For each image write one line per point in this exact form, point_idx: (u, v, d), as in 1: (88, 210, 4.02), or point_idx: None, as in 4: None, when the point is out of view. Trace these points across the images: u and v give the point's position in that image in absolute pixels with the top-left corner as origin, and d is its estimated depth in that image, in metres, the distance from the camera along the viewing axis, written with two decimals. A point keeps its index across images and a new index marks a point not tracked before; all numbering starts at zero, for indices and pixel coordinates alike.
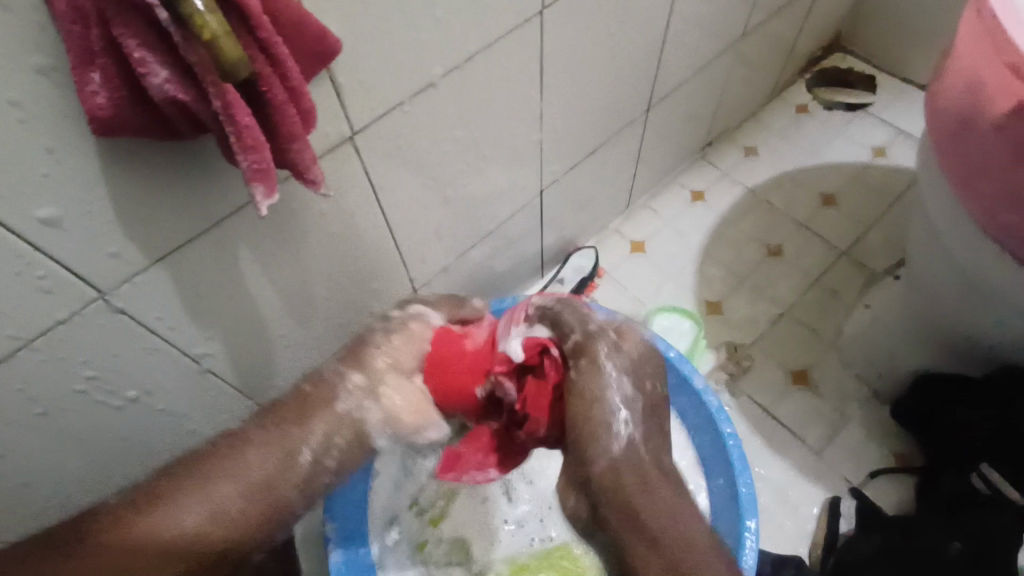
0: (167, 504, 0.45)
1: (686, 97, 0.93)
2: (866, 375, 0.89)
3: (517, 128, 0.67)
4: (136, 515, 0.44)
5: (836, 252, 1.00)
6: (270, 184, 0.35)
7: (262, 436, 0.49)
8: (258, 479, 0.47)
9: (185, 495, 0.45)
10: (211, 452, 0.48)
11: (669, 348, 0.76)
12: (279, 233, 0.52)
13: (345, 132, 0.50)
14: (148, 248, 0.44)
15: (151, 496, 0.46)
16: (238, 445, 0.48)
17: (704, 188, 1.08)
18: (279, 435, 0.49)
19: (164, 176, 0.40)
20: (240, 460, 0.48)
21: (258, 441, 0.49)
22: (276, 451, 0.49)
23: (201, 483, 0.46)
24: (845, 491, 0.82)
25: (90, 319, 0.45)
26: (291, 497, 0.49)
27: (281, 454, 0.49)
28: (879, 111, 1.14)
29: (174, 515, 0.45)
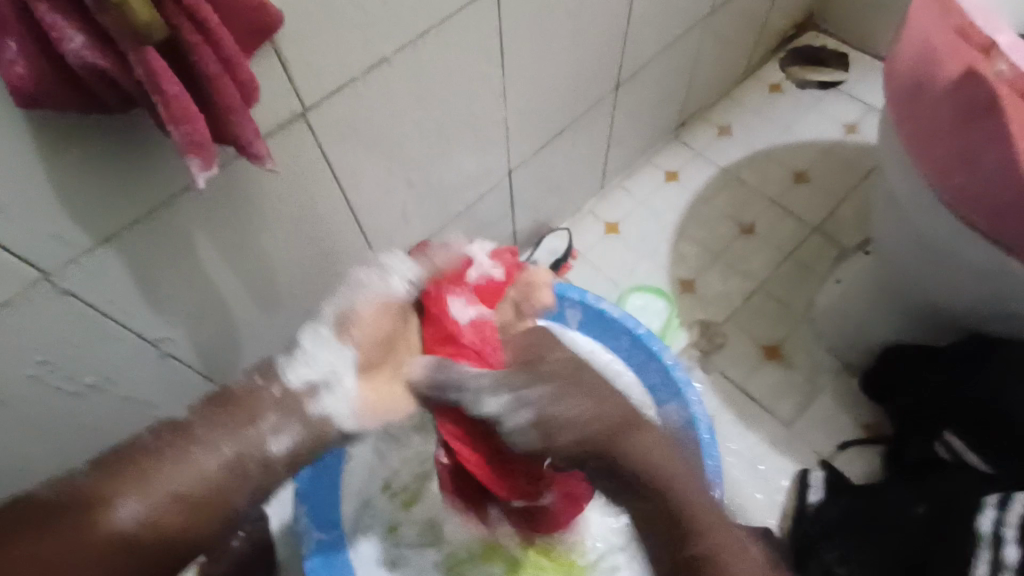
0: (95, 509, 0.41)
1: (657, 76, 0.92)
2: (837, 348, 0.90)
3: (481, 106, 0.67)
4: (68, 523, 0.41)
5: (807, 228, 1.01)
6: (207, 156, 0.35)
7: (209, 434, 0.45)
8: (192, 487, 0.43)
9: (102, 503, 0.42)
10: (139, 454, 0.44)
11: (638, 325, 0.77)
12: (230, 212, 0.51)
13: (296, 108, 0.49)
14: (96, 228, 0.43)
15: (81, 503, 0.41)
16: (174, 442, 0.44)
17: (677, 168, 1.08)
18: (217, 431, 0.45)
19: (102, 154, 0.39)
20: (174, 461, 0.43)
21: (199, 439, 0.45)
22: (227, 440, 0.45)
23: (131, 481, 0.42)
24: (814, 462, 0.83)
25: (35, 302, 0.44)
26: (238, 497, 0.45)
27: (224, 450, 0.45)
28: (851, 89, 1.14)
29: (91, 522, 0.41)
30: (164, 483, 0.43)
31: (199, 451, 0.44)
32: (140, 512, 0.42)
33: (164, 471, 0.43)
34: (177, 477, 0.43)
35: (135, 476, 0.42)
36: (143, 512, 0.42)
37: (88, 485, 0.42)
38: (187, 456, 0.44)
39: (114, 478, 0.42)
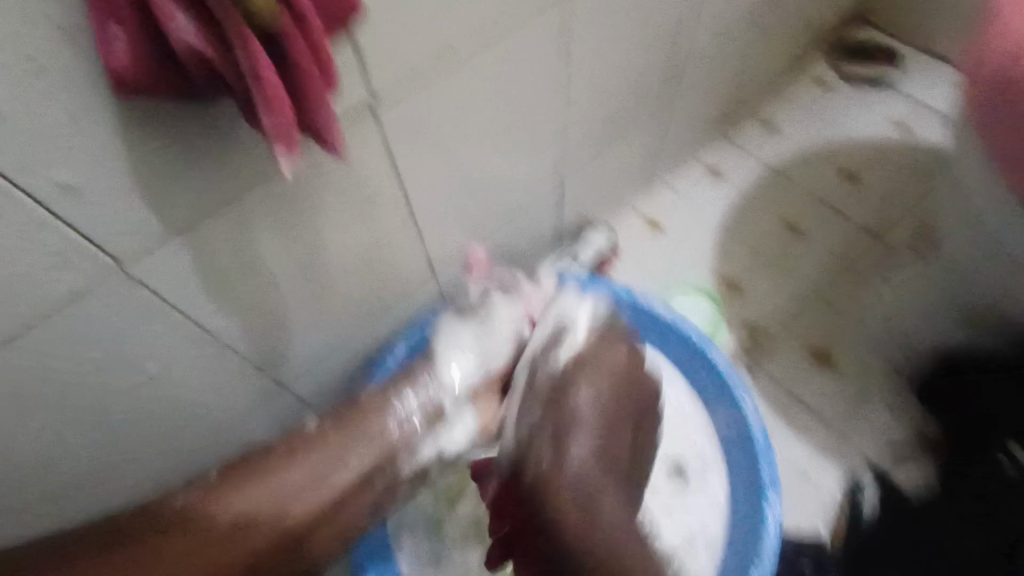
0: (232, 496, 0.50)
1: (707, 70, 0.90)
2: (890, 353, 0.87)
3: (538, 99, 0.65)
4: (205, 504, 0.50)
5: (857, 229, 0.98)
6: (290, 142, 0.34)
7: (339, 441, 0.55)
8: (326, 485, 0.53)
9: (243, 492, 0.51)
10: (265, 457, 0.53)
11: (691, 328, 0.75)
12: (296, 204, 0.50)
13: (365, 99, 0.48)
14: (168, 218, 0.43)
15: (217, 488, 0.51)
16: (300, 447, 0.54)
17: (721, 166, 1.06)
18: (336, 435, 0.56)
19: (185, 141, 0.39)
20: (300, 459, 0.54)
21: (322, 448, 0.55)
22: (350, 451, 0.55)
23: (263, 478, 0.52)
24: (866, 470, 0.81)
25: (108, 291, 0.44)
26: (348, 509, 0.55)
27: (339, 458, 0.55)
28: (903, 86, 1.11)
29: (215, 510, 0.50)
30: (295, 489, 0.52)
31: (329, 457, 0.54)
32: (278, 519, 0.51)
33: (299, 475, 0.53)
34: (311, 481, 0.53)
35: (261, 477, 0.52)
36: (284, 514, 0.51)
37: (229, 475, 0.52)
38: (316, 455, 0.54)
39: (250, 473, 0.52)
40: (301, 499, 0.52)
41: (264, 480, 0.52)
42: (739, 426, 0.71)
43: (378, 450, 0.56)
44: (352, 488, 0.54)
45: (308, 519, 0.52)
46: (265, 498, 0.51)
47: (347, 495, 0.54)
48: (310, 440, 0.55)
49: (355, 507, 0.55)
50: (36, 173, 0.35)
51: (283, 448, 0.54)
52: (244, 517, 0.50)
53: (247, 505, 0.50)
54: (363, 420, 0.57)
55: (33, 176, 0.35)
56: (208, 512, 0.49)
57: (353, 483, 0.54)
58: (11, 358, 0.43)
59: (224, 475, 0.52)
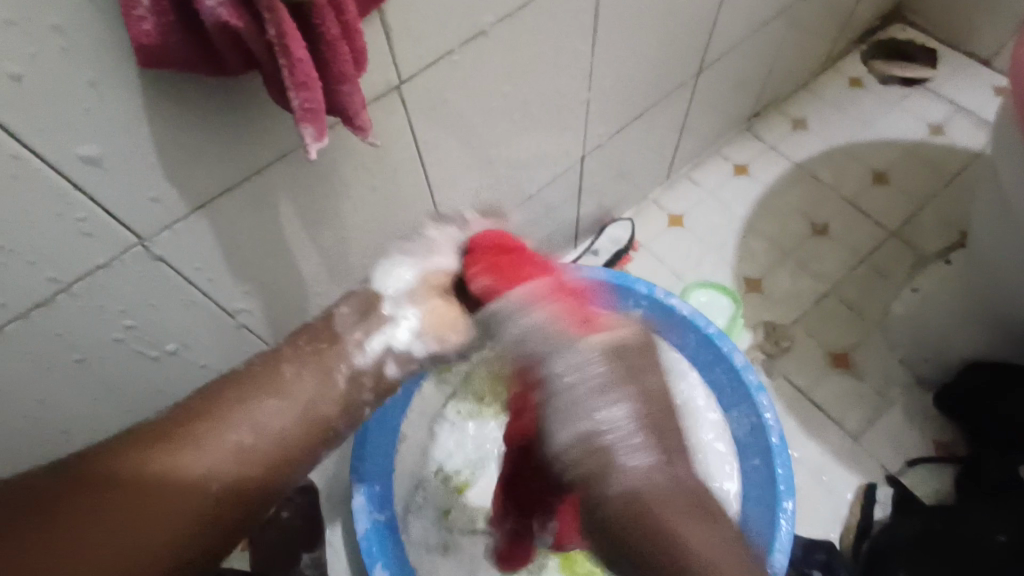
0: (198, 436, 0.40)
1: (738, 62, 0.88)
2: (912, 360, 0.86)
3: (566, 87, 0.64)
4: (166, 445, 0.39)
5: (884, 232, 0.96)
6: (319, 126, 0.34)
7: (304, 362, 0.46)
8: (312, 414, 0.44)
9: (218, 423, 0.41)
10: (230, 380, 0.43)
11: (708, 324, 0.73)
12: (319, 184, 0.50)
13: (393, 80, 0.47)
14: (189, 194, 0.42)
15: (176, 423, 0.40)
16: (269, 363, 0.45)
17: (747, 161, 1.04)
18: (315, 354, 0.47)
19: (208, 116, 0.39)
20: (275, 377, 0.44)
21: (295, 363, 0.45)
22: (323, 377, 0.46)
23: (233, 406, 0.42)
24: (881, 478, 0.80)
25: (128, 265, 0.44)
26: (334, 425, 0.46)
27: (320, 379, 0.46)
28: (938, 87, 1.08)
29: (189, 456, 0.39)
30: (260, 414, 0.42)
31: (300, 378, 0.44)
32: (244, 444, 0.40)
33: (265, 395, 0.42)
34: (283, 404, 0.43)
35: (228, 404, 0.41)
36: (247, 439, 0.41)
37: (188, 406, 0.41)
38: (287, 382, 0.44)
39: (218, 402, 0.41)
40: (273, 425, 0.42)
41: (230, 399, 0.42)
42: (755, 425, 0.70)
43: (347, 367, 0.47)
44: (317, 406, 0.44)
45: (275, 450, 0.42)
46: (221, 423, 0.41)
47: (315, 419, 0.44)
48: (269, 363, 0.45)
49: (329, 429, 0.45)
50: (60, 143, 0.35)
51: (242, 375, 0.44)
52: (210, 442, 0.40)
53: (231, 439, 0.40)
54: (323, 359, 0.47)
55: (56, 145, 0.35)
56: (160, 450, 0.38)
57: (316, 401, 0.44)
58: (29, 327, 0.42)
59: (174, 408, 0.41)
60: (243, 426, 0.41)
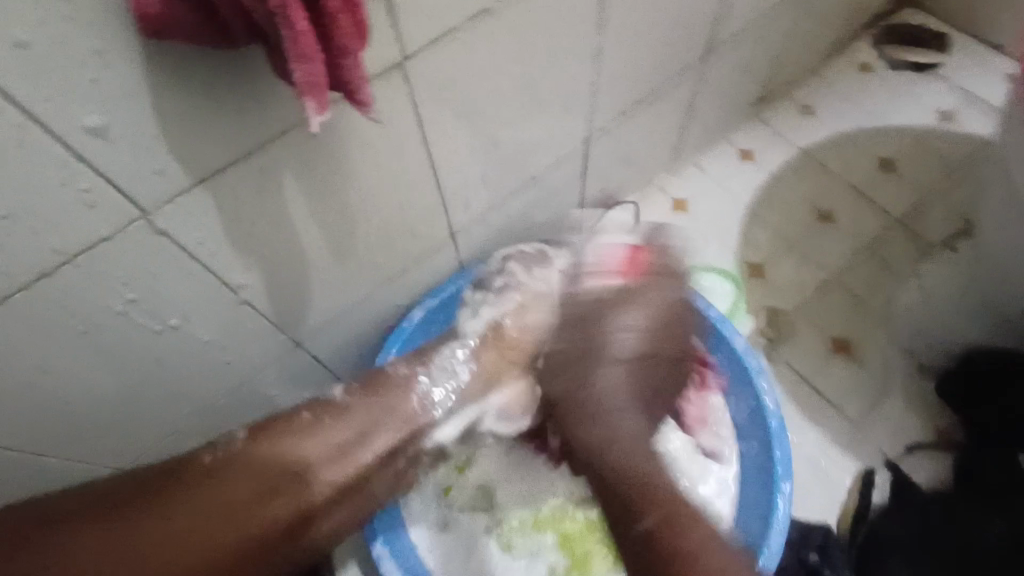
0: (272, 459, 0.56)
1: (746, 45, 0.87)
2: (914, 347, 0.86)
3: (571, 67, 0.64)
4: (249, 457, 0.55)
5: (889, 219, 0.96)
6: (321, 100, 0.34)
7: (359, 415, 0.60)
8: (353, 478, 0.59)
9: (285, 455, 0.56)
10: (293, 423, 0.58)
11: (710, 308, 0.74)
12: (321, 160, 0.50)
13: (397, 57, 0.47)
14: (191, 167, 0.42)
15: (253, 445, 0.56)
16: (322, 418, 0.59)
17: (753, 147, 1.03)
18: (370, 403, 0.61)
19: (212, 88, 0.39)
20: (329, 435, 0.58)
21: (348, 420, 0.60)
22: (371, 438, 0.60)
23: (298, 451, 0.57)
24: (879, 463, 0.80)
25: (131, 237, 0.44)
26: (375, 489, 0.62)
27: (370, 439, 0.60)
28: (950, 73, 1.07)
29: (277, 463, 0.56)
30: (319, 442, 0.58)
31: (359, 411, 0.60)
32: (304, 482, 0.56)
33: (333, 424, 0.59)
34: (335, 443, 0.58)
35: (290, 445, 0.57)
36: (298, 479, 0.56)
37: (261, 440, 0.56)
38: (344, 426, 0.59)
39: (282, 438, 0.57)
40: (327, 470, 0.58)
41: (294, 433, 0.57)
42: (754, 409, 0.71)
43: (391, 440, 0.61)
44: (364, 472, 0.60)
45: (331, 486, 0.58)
46: (289, 445, 0.57)
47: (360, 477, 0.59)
48: (327, 412, 0.59)
49: (369, 489, 0.61)
50: (64, 114, 0.35)
51: (304, 419, 0.58)
52: (286, 454, 0.56)
53: (296, 478, 0.56)
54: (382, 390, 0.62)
55: (59, 114, 0.35)
56: (251, 453, 0.55)
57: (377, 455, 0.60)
58: (33, 297, 0.43)
59: (252, 431, 0.57)
60: (308, 450, 0.57)
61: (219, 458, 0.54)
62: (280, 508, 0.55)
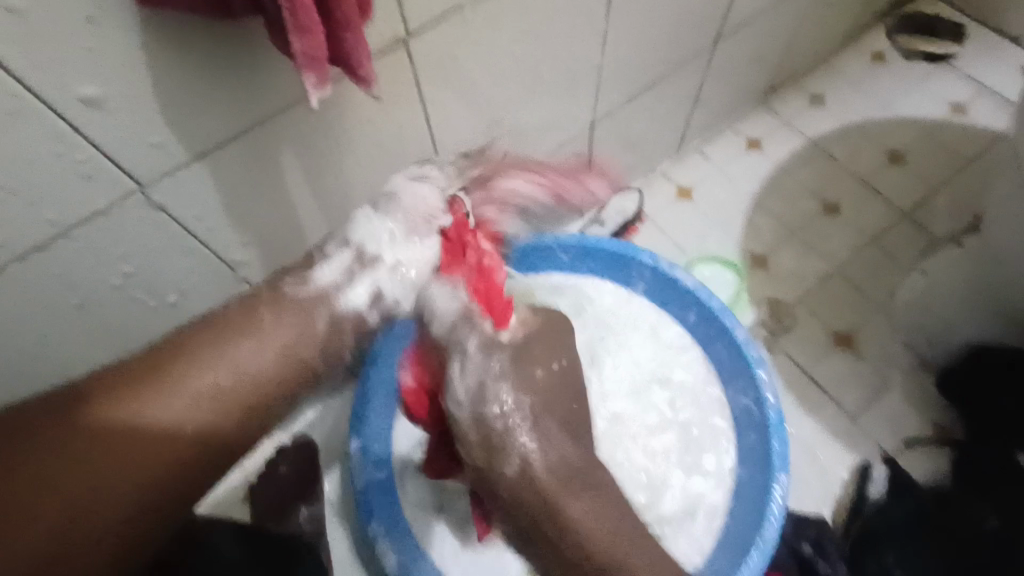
0: (181, 365, 0.44)
1: (759, 30, 0.86)
2: (915, 342, 0.85)
3: (579, 49, 0.63)
4: (154, 373, 0.43)
5: (895, 212, 0.95)
6: (321, 75, 0.33)
7: (273, 304, 0.48)
8: (281, 344, 0.48)
9: (202, 355, 0.45)
10: (216, 317, 0.47)
11: (712, 299, 0.73)
12: (323, 138, 0.49)
13: (401, 34, 0.46)
14: (189, 141, 0.42)
15: (167, 347, 0.45)
16: (249, 304, 0.48)
17: (761, 136, 1.02)
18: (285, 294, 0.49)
19: (211, 61, 0.38)
20: (255, 319, 0.47)
21: (270, 300, 0.48)
22: (297, 320, 0.48)
23: (219, 343, 0.46)
24: (876, 457, 0.80)
25: (128, 212, 0.43)
26: (316, 359, 0.50)
27: (301, 320, 0.49)
28: (965, 65, 1.05)
29: (190, 373, 0.44)
30: (233, 354, 0.46)
31: (270, 325, 0.48)
32: (226, 370, 0.45)
33: (258, 330, 0.47)
34: (272, 335, 0.47)
35: (200, 344, 0.45)
36: (220, 374, 0.45)
37: (173, 343, 0.45)
38: (265, 313, 0.48)
39: (193, 340, 0.45)
40: (257, 352, 0.47)
41: (220, 332, 0.46)
42: (754, 402, 0.70)
43: (323, 329, 0.49)
44: (302, 343, 0.48)
45: (255, 378, 0.46)
46: (200, 362, 0.45)
47: (297, 352, 0.48)
48: (250, 307, 0.48)
49: (307, 365, 0.49)
50: (62, 84, 0.34)
51: (220, 319, 0.47)
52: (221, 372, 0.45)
53: (220, 364, 0.45)
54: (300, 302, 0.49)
55: (55, 85, 0.34)
56: (149, 378, 0.43)
57: (300, 338, 0.48)
58: (29, 271, 0.43)
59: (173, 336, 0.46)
60: (244, 342, 0.46)
61: (116, 388, 0.42)
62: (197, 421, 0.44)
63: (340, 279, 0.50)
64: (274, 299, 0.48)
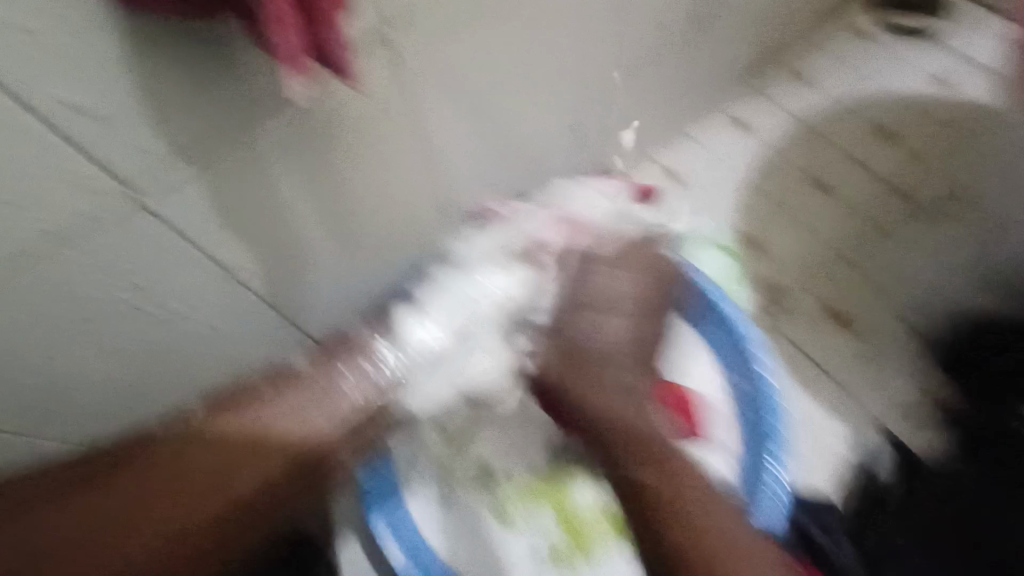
0: (257, 408, 0.60)
1: (738, 11, 0.85)
2: (910, 317, 0.86)
3: (558, 33, 0.63)
4: (233, 417, 0.59)
5: (886, 188, 0.95)
6: (299, 67, 0.34)
7: (314, 384, 0.62)
8: (319, 429, 0.61)
9: (259, 410, 0.60)
10: (264, 393, 0.61)
11: (705, 278, 0.72)
12: (305, 130, 0.49)
13: (372, 21, 0.46)
14: (171, 138, 0.42)
15: (245, 397, 0.60)
16: (290, 385, 0.62)
17: (750, 117, 1.02)
18: (319, 379, 0.63)
19: (184, 52, 0.39)
20: (292, 401, 0.61)
21: (302, 389, 0.62)
22: (328, 398, 0.62)
23: (270, 407, 0.60)
24: (875, 431, 0.81)
25: (119, 216, 0.44)
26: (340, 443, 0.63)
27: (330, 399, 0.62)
28: (949, 36, 1.05)
29: (262, 414, 0.60)
30: (282, 416, 0.60)
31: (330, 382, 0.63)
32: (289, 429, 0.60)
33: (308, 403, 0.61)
34: (300, 422, 0.61)
35: (268, 398, 0.60)
36: (281, 426, 0.60)
37: (250, 391, 0.61)
38: (306, 395, 0.62)
39: (256, 400, 0.60)
40: (308, 427, 0.61)
41: (261, 409, 0.60)
42: (751, 383, 0.70)
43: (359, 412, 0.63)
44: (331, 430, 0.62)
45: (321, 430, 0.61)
46: (253, 416, 0.59)
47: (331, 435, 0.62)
48: (292, 380, 0.62)
49: (336, 442, 0.62)
50: (34, 83, 0.35)
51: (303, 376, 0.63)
52: (280, 429, 0.60)
53: (252, 423, 0.59)
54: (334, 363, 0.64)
55: (28, 79, 0.35)
56: (198, 427, 0.57)
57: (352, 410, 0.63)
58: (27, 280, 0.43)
59: (213, 407, 0.59)
60: (290, 418, 0.60)
61: (219, 416, 0.59)
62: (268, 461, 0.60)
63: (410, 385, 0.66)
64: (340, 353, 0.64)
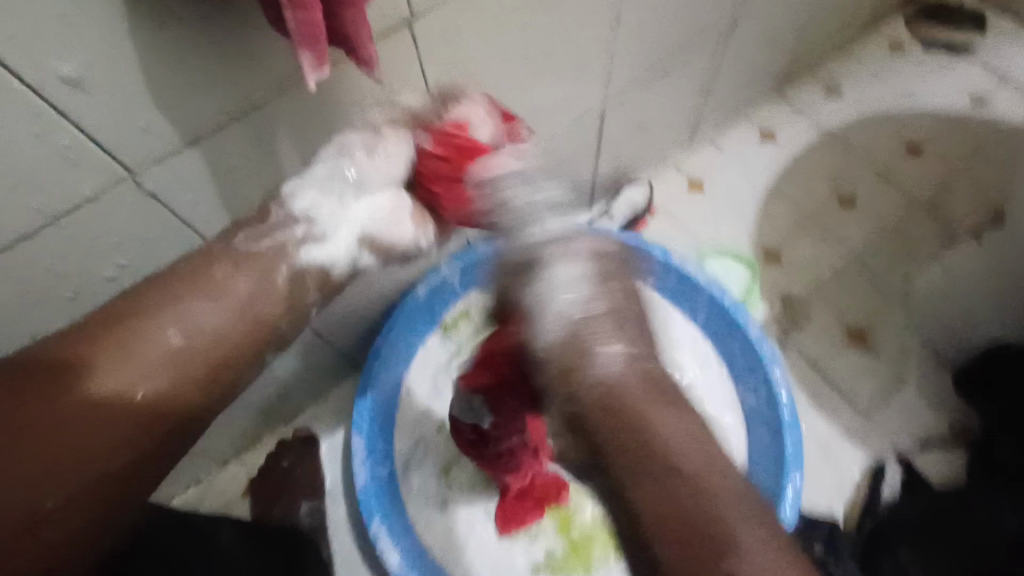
0: (132, 322, 0.38)
1: (774, 18, 0.83)
2: (932, 339, 0.83)
3: (591, 34, 0.60)
4: (102, 332, 0.38)
5: (912, 207, 0.92)
6: (319, 54, 0.32)
7: (230, 256, 0.43)
8: (236, 314, 0.42)
9: (160, 311, 0.39)
10: (172, 270, 0.41)
11: (725, 293, 0.71)
12: (323, 120, 0.47)
13: (403, 13, 0.44)
14: (183, 125, 0.40)
15: (105, 314, 0.38)
16: (203, 261, 0.42)
17: (775, 127, 0.99)
18: (208, 266, 0.42)
19: (202, 37, 0.36)
20: (208, 282, 0.41)
21: (208, 266, 0.42)
22: (254, 273, 0.43)
23: (168, 302, 0.40)
24: (890, 457, 0.78)
25: (119, 200, 0.42)
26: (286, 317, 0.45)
27: (260, 273, 0.43)
28: (985, 55, 1.03)
29: (149, 333, 0.39)
30: (194, 308, 0.40)
31: (218, 270, 0.42)
32: (180, 338, 0.39)
33: (195, 294, 0.40)
34: (220, 303, 0.41)
35: (154, 298, 0.40)
36: (181, 336, 0.40)
37: (119, 301, 0.39)
38: (211, 277, 0.41)
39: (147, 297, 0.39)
40: (205, 323, 0.40)
41: (150, 302, 0.39)
42: (768, 400, 0.68)
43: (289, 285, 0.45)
44: (263, 301, 0.43)
45: (214, 336, 0.41)
46: (154, 315, 0.39)
47: (260, 310, 0.43)
48: (202, 259, 0.42)
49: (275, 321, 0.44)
50: (38, 64, 0.32)
51: (170, 273, 0.41)
52: (188, 328, 0.40)
53: (167, 322, 0.39)
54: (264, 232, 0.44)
55: (33, 63, 0.32)
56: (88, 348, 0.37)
57: (257, 290, 0.43)
58: (18, 261, 0.41)
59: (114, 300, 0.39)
60: (204, 316, 0.40)
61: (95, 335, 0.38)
62: (140, 403, 0.38)
63: (302, 232, 0.45)
64: (234, 240, 0.44)
